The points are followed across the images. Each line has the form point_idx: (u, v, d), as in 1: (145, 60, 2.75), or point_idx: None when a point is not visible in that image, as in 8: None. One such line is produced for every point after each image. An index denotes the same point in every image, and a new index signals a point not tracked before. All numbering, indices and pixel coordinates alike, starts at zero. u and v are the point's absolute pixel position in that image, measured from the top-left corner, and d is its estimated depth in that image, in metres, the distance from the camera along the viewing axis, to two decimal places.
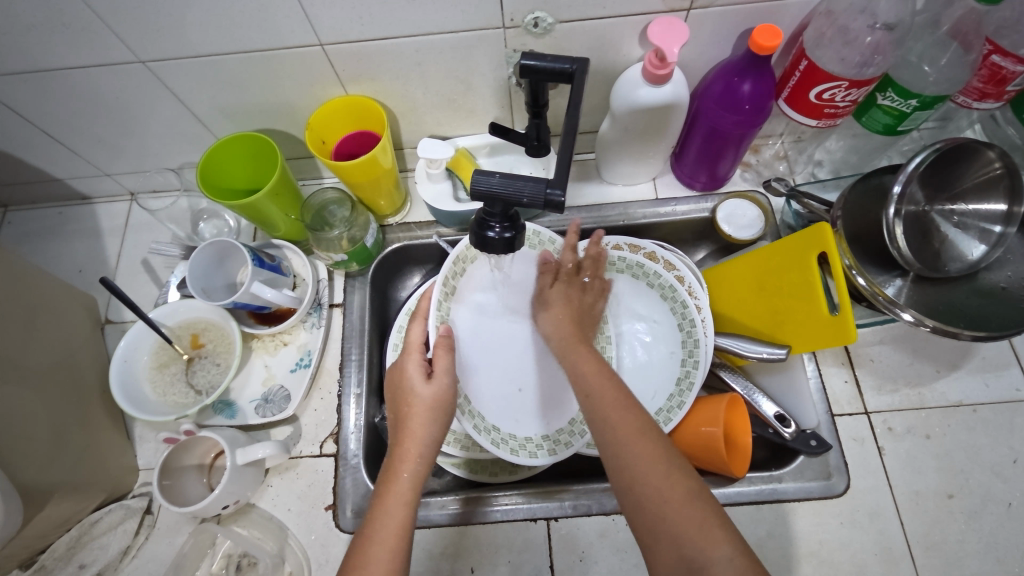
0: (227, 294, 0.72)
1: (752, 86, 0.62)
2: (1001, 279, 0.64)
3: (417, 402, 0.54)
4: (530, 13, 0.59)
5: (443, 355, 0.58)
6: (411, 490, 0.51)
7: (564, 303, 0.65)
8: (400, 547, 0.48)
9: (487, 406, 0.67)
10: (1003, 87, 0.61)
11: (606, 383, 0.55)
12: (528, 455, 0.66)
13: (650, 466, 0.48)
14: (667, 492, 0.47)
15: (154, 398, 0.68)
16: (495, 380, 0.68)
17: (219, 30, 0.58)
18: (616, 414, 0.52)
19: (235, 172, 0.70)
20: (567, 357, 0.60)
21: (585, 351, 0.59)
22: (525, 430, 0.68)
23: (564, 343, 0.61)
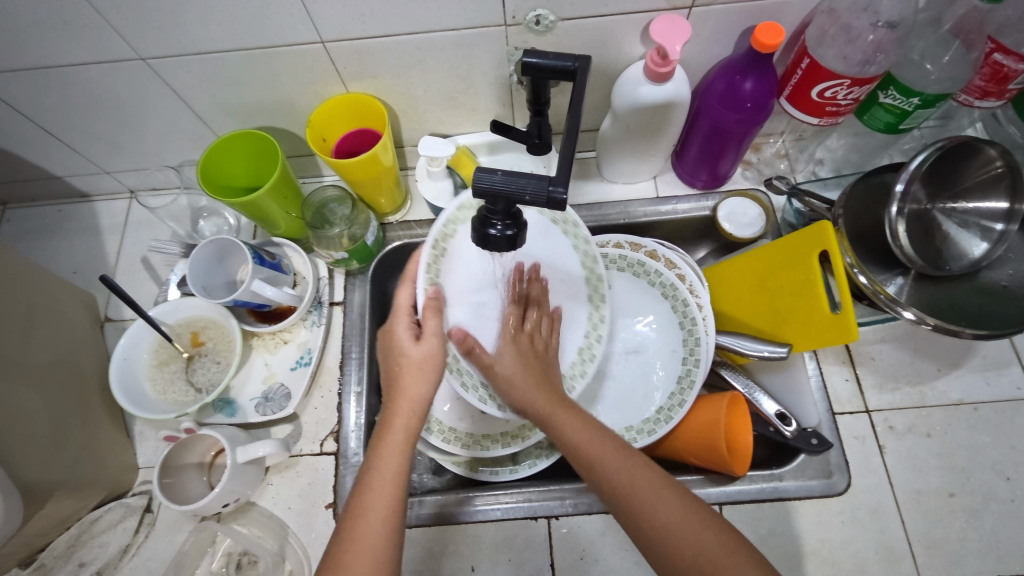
0: (227, 292, 0.72)
1: (754, 84, 0.62)
2: (1002, 277, 0.64)
3: (406, 363, 0.54)
4: (532, 11, 0.59)
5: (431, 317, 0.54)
6: (406, 442, 0.51)
7: (518, 357, 0.58)
8: (397, 493, 0.49)
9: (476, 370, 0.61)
10: (1005, 86, 0.61)
11: (610, 449, 0.52)
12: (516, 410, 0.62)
13: (680, 522, 0.47)
14: (699, 546, 0.46)
15: (154, 396, 0.68)
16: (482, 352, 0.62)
17: (219, 27, 0.58)
18: (631, 476, 0.50)
19: (235, 170, 0.70)
20: (551, 428, 0.54)
21: (571, 416, 0.54)
22: None
23: (542, 411, 0.55)
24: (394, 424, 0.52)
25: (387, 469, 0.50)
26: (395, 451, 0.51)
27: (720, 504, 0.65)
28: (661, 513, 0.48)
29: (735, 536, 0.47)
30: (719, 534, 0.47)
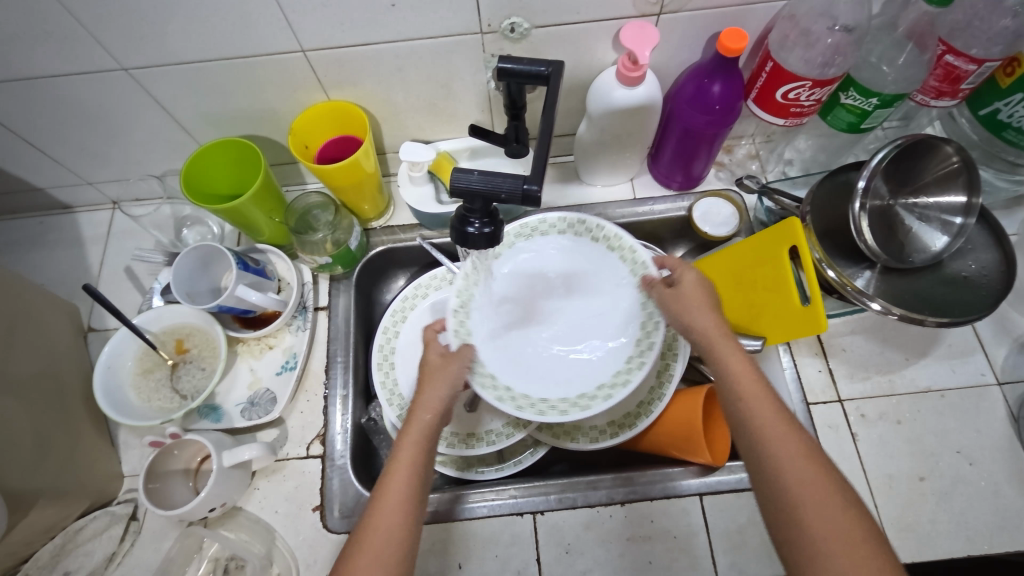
0: (211, 298, 0.72)
1: (722, 87, 0.65)
2: (964, 268, 0.67)
3: (431, 370, 0.57)
4: (506, 19, 0.61)
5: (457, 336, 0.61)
6: (428, 434, 0.53)
7: (694, 287, 0.57)
8: (416, 480, 0.50)
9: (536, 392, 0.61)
10: (958, 85, 0.64)
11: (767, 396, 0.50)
12: (607, 396, 0.59)
13: (821, 500, 0.43)
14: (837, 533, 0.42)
15: (139, 403, 0.68)
16: (531, 373, 0.62)
17: (203, 37, 0.59)
18: (777, 427, 0.48)
19: (218, 177, 0.71)
20: (711, 356, 0.54)
21: (737, 351, 0.53)
22: (575, 390, 0.61)
23: (711, 337, 0.54)
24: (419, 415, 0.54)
25: (406, 457, 0.51)
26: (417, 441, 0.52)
27: (700, 494, 0.67)
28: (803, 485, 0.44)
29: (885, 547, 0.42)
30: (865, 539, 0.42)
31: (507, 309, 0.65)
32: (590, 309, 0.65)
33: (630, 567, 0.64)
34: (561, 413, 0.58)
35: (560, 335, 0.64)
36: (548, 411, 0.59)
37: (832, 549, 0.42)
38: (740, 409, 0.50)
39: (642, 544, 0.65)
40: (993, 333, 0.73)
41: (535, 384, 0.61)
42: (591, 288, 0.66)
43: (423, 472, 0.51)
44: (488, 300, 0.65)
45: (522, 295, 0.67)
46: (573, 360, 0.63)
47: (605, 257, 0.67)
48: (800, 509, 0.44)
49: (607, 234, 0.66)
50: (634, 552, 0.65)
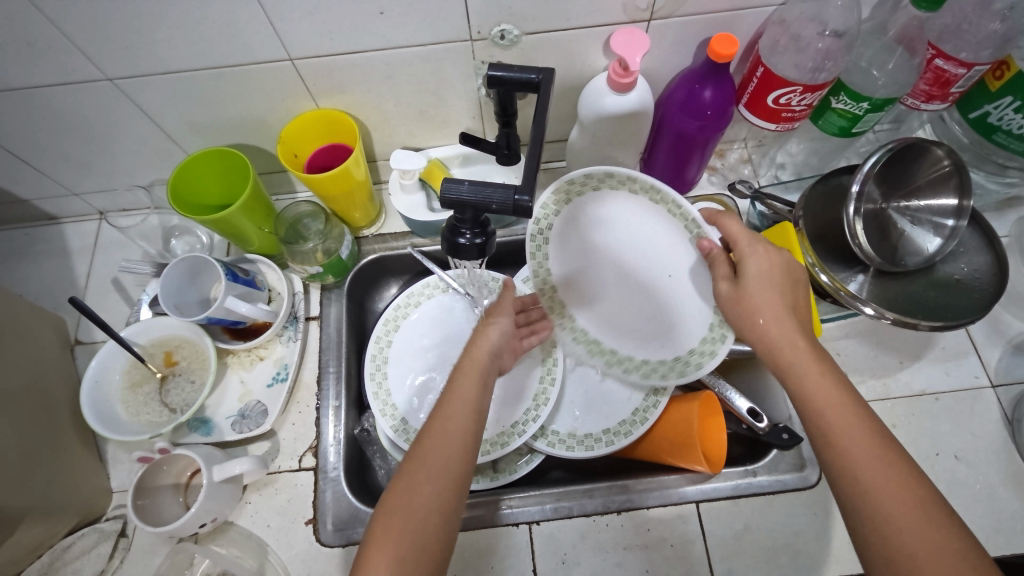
0: (200, 310, 0.71)
1: (713, 92, 0.65)
2: (956, 271, 0.67)
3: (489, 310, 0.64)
4: (496, 26, 0.61)
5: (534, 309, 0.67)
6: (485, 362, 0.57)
7: (766, 284, 0.55)
8: (478, 403, 0.53)
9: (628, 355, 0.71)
10: (948, 89, 0.64)
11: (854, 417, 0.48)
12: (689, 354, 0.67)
13: (894, 496, 0.44)
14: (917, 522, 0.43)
15: (128, 418, 0.67)
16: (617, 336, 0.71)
17: (190, 46, 0.59)
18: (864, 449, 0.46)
19: (206, 187, 0.70)
20: (788, 375, 0.52)
21: (817, 366, 0.51)
22: (669, 349, 0.69)
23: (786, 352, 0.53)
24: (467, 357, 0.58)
25: (463, 385, 0.55)
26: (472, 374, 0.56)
27: (697, 502, 0.66)
28: (873, 480, 0.45)
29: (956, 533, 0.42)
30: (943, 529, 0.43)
31: (590, 278, 0.72)
32: (666, 262, 0.70)
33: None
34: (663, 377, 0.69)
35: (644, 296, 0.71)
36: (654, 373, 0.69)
37: (916, 548, 0.42)
38: (820, 433, 0.49)
39: (639, 553, 0.65)
40: (987, 335, 0.73)
41: (639, 347, 0.71)
42: (659, 241, 0.70)
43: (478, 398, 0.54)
44: (569, 280, 0.73)
45: (602, 256, 0.72)
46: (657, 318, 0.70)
47: (660, 212, 0.69)
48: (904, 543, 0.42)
49: (647, 187, 0.68)
50: (631, 561, 0.64)
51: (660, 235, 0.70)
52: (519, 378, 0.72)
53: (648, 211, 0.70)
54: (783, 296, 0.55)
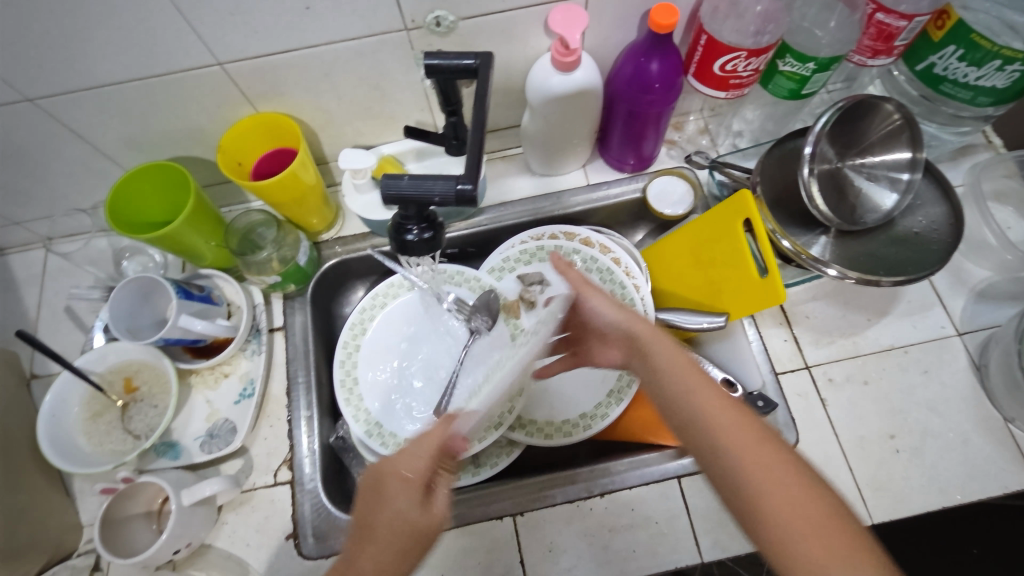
0: (156, 331, 0.70)
1: (659, 65, 0.64)
2: (914, 224, 0.67)
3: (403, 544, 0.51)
4: (430, 13, 0.59)
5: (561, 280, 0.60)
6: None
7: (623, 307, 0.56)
8: None
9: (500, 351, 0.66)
10: (892, 43, 0.64)
11: (705, 392, 0.47)
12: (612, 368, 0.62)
13: (752, 445, 0.44)
14: (782, 500, 0.41)
15: (89, 450, 0.65)
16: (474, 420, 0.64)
17: (109, 58, 0.56)
18: (705, 399, 0.47)
19: (149, 203, 0.67)
20: (647, 354, 0.52)
21: (672, 350, 0.51)
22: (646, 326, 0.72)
23: (638, 337, 0.53)
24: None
25: None
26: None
27: (679, 477, 0.66)
28: (730, 431, 0.45)
29: (828, 485, 0.43)
30: (838, 520, 0.41)
31: None
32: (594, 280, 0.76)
33: (615, 559, 0.63)
34: None
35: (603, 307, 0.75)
36: None
37: (770, 490, 0.42)
38: (664, 381, 0.49)
39: (624, 535, 0.64)
40: (950, 285, 0.74)
41: None
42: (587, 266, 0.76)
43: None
44: None
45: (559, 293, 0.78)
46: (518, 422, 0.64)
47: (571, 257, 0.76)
48: (750, 470, 0.43)
49: (549, 248, 0.78)
50: (616, 543, 0.64)
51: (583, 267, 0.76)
52: None
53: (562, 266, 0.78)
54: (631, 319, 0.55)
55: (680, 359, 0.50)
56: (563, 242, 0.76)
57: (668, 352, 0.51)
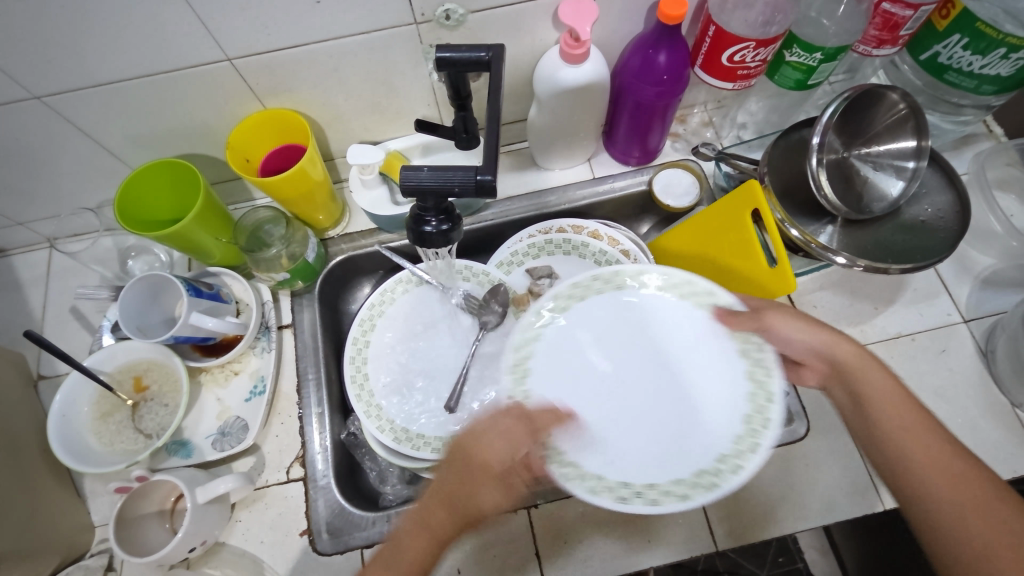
0: (166, 329, 0.69)
1: (668, 56, 0.64)
2: (920, 213, 0.68)
3: (476, 476, 0.50)
4: (440, 6, 0.59)
5: (738, 325, 0.54)
6: (448, 529, 0.49)
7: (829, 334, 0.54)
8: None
9: (639, 311, 0.58)
10: (898, 32, 0.65)
11: (938, 441, 0.48)
12: (766, 424, 0.51)
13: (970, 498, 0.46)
14: (993, 554, 0.44)
15: (101, 450, 0.64)
16: (579, 388, 0.55)
17: (118, 54, 0.56)
18: (917, 446, 0.48)
19: (157, 200, 0.67)
20: (855, 381, 0.52)
21: (881, 378, 0.51)
22: None
23: (845, 364, 0.53)
24: (439, 514, 0.49)
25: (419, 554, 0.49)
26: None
27: None
28: (938, 483, 0.47)
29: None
30: None
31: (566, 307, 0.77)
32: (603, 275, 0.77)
33: (630, 549, 0.64)
34: None
35: None
36: None
37: (988, 543, 0.44)
38: (868, 409, 0.51)
39: (639, 525, 0.64)
40: (955, 273, 0.75)
41: None
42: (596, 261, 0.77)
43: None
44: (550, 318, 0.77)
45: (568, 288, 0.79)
46: (639, 421, 0.54)
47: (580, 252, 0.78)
48: (959, 521, 0.45)
49: (557, 241, 0.78)
50: (631, 534, 0.64)
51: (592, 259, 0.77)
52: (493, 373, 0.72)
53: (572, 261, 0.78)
54: (835, 347, 0.53)
55: (892, 389, 0.51)
56: (572, 235, 0.77)
57: (877, 383, 0.51)
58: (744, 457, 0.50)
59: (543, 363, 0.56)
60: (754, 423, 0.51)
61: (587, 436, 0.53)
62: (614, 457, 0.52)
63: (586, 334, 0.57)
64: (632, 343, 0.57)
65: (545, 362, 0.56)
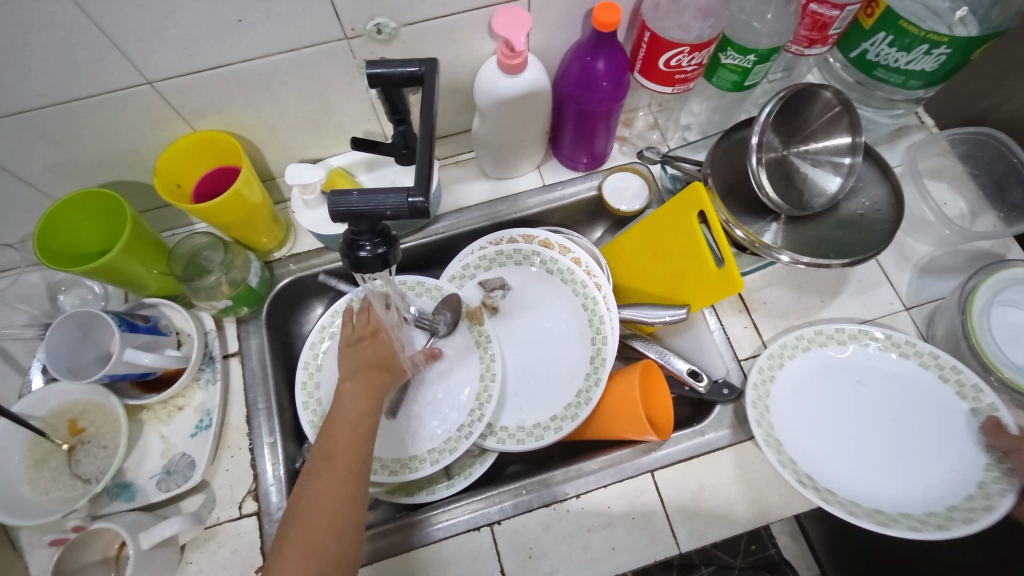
0: (100, 367, 0.66)
1: (606, 63, 0.64)
2: (858, 206, 0.70)
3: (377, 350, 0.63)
4: (370, 21, 0.57)
5: (997, 439, 0.62)
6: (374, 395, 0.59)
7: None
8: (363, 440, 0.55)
9: (933, 385, 0.67)
10: (826, 32, 0.66)
11: None
12: (986, 509, 0.59)
13: None
14: None
15: (34, 499, 0.60)
16: (816, 388, 0.68)
17: (27, 82, 0.52)
18: None
19: (81, 232, 0.64)
20: None
21: None
22: (608, 323, 0.71)
23: None
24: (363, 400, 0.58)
25: (357, 414, 0.56)
26: (351, 453, 0.53)
27: (652, 471, 0.67)
28: None
29: None
30: None
31: (516, 317, 0.77)
32: (554, 284, 0.76)
33: (595, 559, 0.63)
34: (600, 347, 0.71)
35: (562, 311, 0.76)
36: (598, 340, 0.72)
37: None
38: None
39: (602, 533, 0.64)
40: (895, 262, 0.77)
41: (587, 341, 0.73)
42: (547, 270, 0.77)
43: (370, 423, 0.57)
44: (503, 325, 0.77)
45: (519, 296, 0.78)
46: (870, 438, 0.66)
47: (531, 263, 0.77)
48: None
49: (508, 252, 0.77)
50: (595, 542, 0.64)
51: (543, 267, 0.77)
52: (445, 391, 0.70)
53: (523, 271, 0.78)
54: None
55: None
56: (522, 245, 0.76)
57: None
58: (926, 526, 0.60)
59: (810, 363, 0.69)
60: (954, 513, 0.60)
61: (819, 431, 0.67)
62: (820, 449, 0.66)
63: (865, 361, 0.69)
64: (945, 409, 0.66)
65: (842, 380, 0.69)
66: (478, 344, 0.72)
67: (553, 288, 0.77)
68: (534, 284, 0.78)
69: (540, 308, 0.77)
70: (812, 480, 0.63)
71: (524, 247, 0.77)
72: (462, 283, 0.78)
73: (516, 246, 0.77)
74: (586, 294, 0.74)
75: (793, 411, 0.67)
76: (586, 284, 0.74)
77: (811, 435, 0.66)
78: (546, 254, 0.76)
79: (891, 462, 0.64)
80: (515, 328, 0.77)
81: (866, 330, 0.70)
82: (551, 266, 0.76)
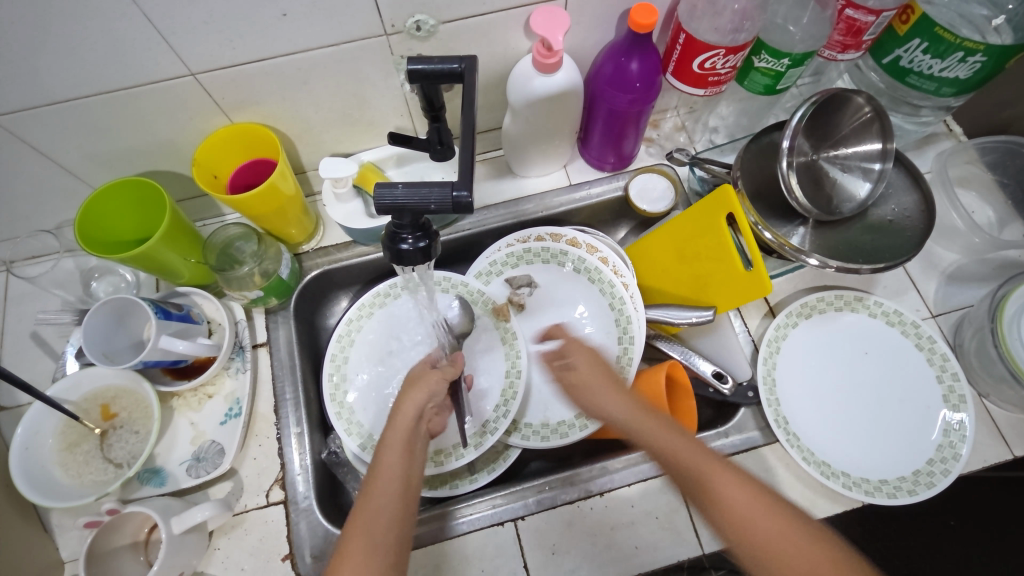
0: (135, 354, 0.67)
1: (640, 64, 0.64)
2: (887, 213, 0.70)
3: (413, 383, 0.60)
4: (410, 17, 0.58)
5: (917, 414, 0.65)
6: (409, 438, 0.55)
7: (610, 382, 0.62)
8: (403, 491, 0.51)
9: (927, 379, 0.69)
10: (861, 38, 0.66)
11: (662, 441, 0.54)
12: (909, 493, 0.64)
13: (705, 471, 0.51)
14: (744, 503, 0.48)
15: (67, 482, 0.61)
16: (835, 340, 0.72)
17: (74, 70, 0.53)
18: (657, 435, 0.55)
19: (118, 220, 0.64)
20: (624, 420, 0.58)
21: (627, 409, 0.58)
22: (636, 323, 0.72)
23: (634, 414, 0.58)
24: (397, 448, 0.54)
25: (392, 464, 0.53)
26: (391, 509, 0.50)
27: None
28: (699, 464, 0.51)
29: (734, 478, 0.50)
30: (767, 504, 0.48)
31: (541, 315, 0.78)
32: (581, 283, 0.77)
33: (618, 558, 0.63)
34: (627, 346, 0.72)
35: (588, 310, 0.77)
36: (624, 339, 0.72)
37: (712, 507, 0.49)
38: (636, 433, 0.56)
39: (624, 532, 0.64)
40: (922, 270, 0.77)
41: (612, 340, 0.74)
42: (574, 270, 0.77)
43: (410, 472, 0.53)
44: (528, 321, 0.78)
45: (545, 293, 0.78)
46: (861, 400, 0.69)
47: (558, 262, 0.78)
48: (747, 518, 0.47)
49: (536, 250, 0.78)
50: (619, 541, 0.64)
51: (571, 266, 0.77)
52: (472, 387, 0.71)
53: (549, 269, 0.78)
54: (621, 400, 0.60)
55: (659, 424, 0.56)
56: (551, 243, 0.77)
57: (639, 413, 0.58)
58: (854, 486, 0.65)
59: (839, 319, 0.73)
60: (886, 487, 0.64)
61: (821, 390, 0.70)
62: (813, 397, 0.70)
63: (885, 338, 0.72)
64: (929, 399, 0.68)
65: (855, 351, 0.72)
66: (506, 343, 0.73)
67: (579, 287, 0.77)
68: (560, 283, 0.78)
69: (565, 306, 0.78)
70: (786, 424, 0.68)
71: (553, 245, 0.77)
72: (489, 278, 0.79)
73: (545, 244, 0.78)
74: (612, 294, 0.75)
75: (807, 356, 0.72)
76: (614, 284, 0.75)
77: (813, 379, 0.71)
78: (574, 253, 0.77)
79: (863, 434, 0.68)
80: (540, 325, 0.78)
81: (897, 312, 0.72)
82: (579, 266, 0.77)
